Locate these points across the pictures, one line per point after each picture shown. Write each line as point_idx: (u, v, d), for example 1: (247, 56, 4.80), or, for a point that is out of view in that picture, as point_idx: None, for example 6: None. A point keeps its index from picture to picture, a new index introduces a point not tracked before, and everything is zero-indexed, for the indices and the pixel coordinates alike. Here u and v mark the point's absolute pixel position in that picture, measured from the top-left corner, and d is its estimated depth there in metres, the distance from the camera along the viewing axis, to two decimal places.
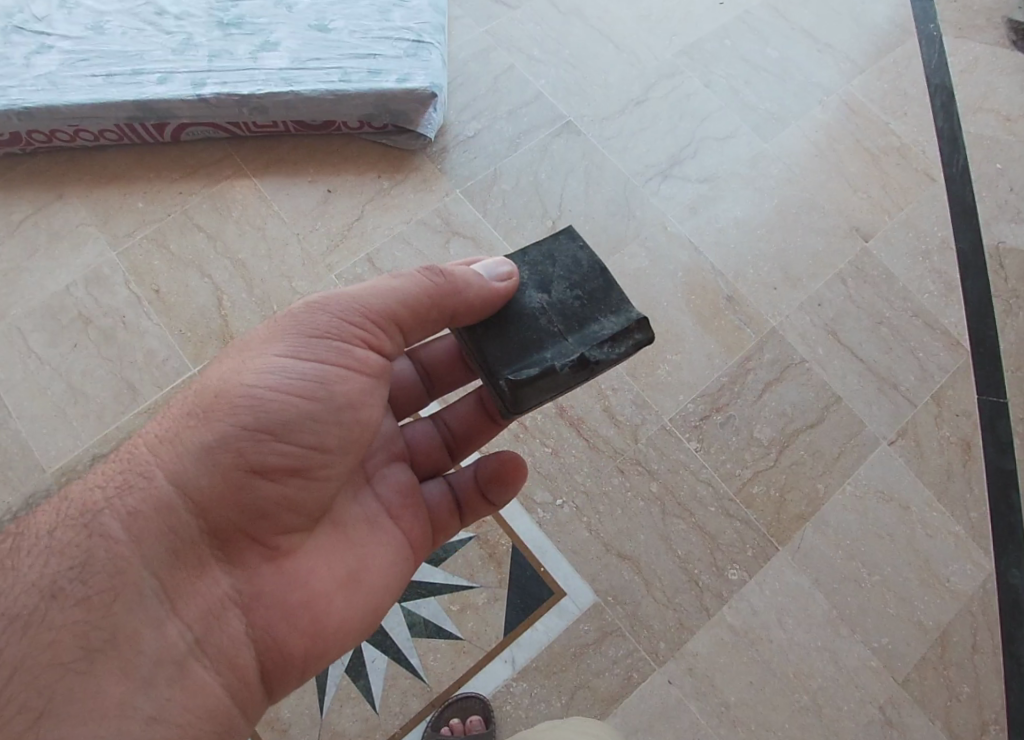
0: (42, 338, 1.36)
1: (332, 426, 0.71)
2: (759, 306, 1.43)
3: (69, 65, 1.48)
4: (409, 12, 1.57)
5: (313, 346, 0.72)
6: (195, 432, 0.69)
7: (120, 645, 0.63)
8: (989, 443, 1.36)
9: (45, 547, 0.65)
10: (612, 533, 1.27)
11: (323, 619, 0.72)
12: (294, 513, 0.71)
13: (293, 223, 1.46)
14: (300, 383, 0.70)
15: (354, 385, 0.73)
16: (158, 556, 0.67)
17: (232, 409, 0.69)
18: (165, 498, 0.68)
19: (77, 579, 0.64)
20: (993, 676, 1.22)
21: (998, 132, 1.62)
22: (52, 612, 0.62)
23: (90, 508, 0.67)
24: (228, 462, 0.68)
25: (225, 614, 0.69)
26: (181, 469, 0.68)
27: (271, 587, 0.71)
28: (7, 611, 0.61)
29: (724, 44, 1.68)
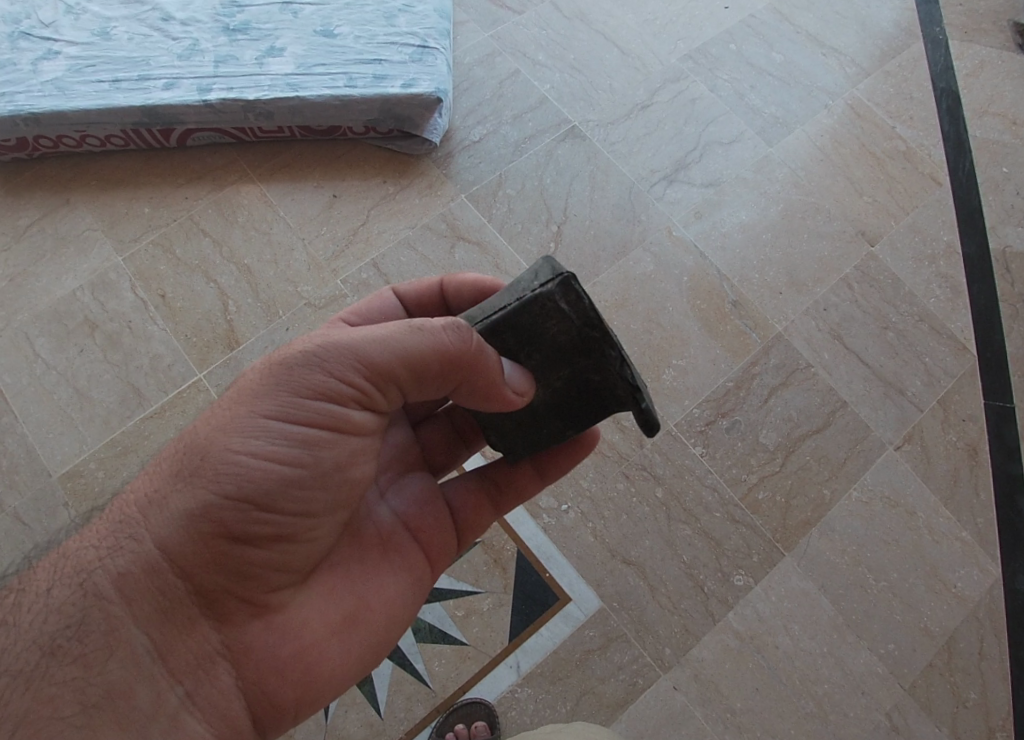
0: (48, 343, 1.36)
1: (317, 485, 0.71)
2: (765, 310, 1.43)
3: (75, 71, 1.48)
4: (414, 17, 1.57)
5: (300, 406, 0.69)
6: (181, 495, 0.68)
7: (115, 701, 0.64)
8: (996, 448, 1.36)
9: (41, 607, 0.66)
10: (617, 539, 1.27)
11: (316, 666, 0.73)
12: (282, 569, 0.72)
13: (299, 227, 1.46)
14: (286, 446, 0.68)
15: (344, 446, 0.72)
16: (148, 615, 0.67)
17: (218, 475, 0.67)
18: (154, 559, 0.68)
19: (73, 636, 0.65)
20: (1000, 682, 1.21)
21: (1004, 135, 1.61)
22: (51, 669, 0.63)
23: (84, 568, 0.68)
24: (213, 528, 0.68)
25: (216, 668, 0.69)
26: (168, 532, 0.68)
27: (261, 639, 0.72)
28: (9, 668, 0.63)
29: (728, 48, 1.68)
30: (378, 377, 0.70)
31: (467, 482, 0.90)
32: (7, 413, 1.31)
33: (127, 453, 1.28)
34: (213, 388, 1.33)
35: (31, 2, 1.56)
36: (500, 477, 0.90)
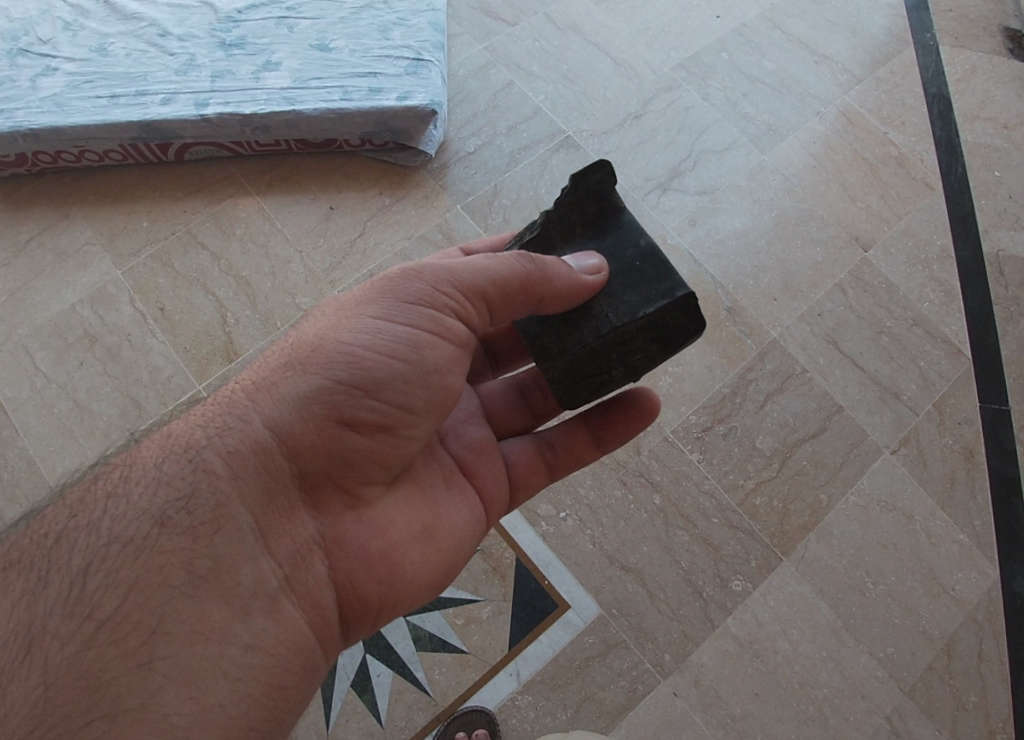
0: (49, 357, 1.37)
1: (420, 388, 0.72)
2: (759, 317, 1.44)
3: (74, 86, 1.50)
4: (409, 29, 1.59)
5: (407, 311, 0.72)
6: (290, 383, 0.70)
7: (220, 574, 0.64)
8: (992, 450, 1.36)
9: (150, 477, 0.67)
10: (616, 546, 1.27)
11: (398, 569, 0.74)
12: (380, 467, 0.73)
13: (296, 240, 1.47)
14: (395, 344, 0.71)
15: (443, 350, 0.73)
16: (256, 495, 0.68)
17: (332, 364, 0.70)
18: (264, 439, 0.69)
19: (182, 509, 0.65)
20: (1001, 684, 1.22)
21: (996, 140, 1.63)
22: (161, 539, 0.64)
23: (193, 445, 0.69)
24: (323, 412, 0.70)
25: (311, 556, 0.70)
26: (277, 414, 0.70)
27: (354, 533, 0.73)
28: (119, 536, 0.64)
29: (721, 56, 1.69)
30: (475, 292, 0.73)
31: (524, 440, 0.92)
32: (8, 427, 1.32)
33: None
34: None
35: (29, 18, 1.58)
36: (555, 436, 0.92)
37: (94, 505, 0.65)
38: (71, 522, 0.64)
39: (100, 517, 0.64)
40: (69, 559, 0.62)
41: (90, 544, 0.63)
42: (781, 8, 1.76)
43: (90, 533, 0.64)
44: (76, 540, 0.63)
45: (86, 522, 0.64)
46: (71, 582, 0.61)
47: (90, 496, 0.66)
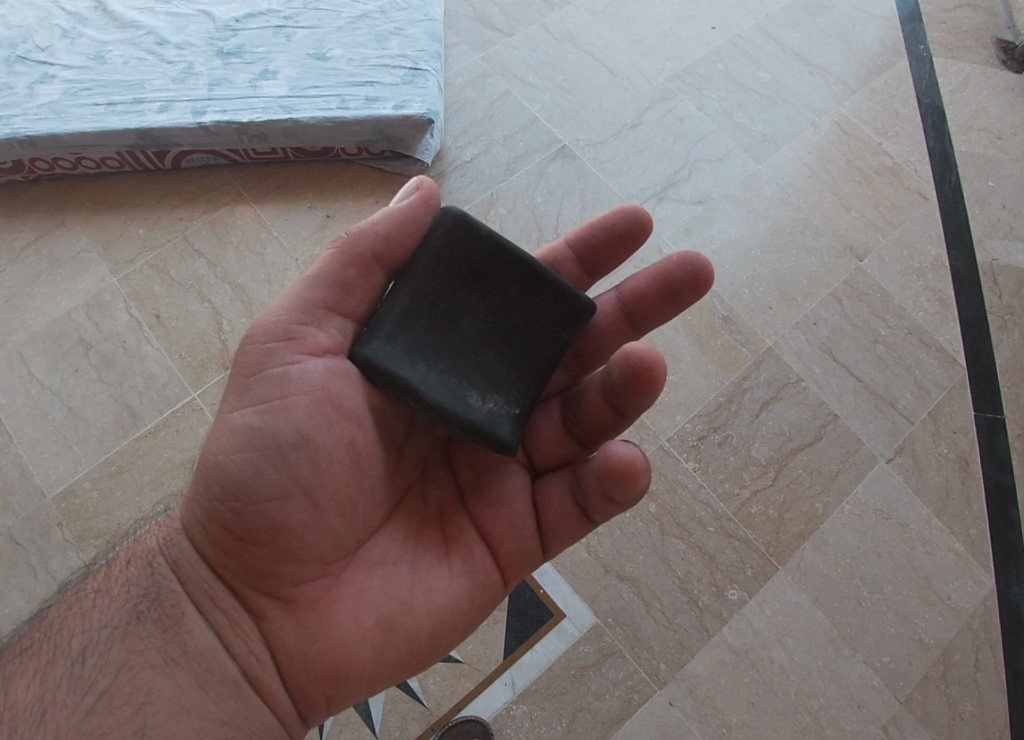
0: (43, 363, 1.37)
1: (298, 470, 0.71)
2: (755, 325, 1.44)
3: (71, 94, 1.50)
4: (406, 39, 1.59)
5: (261, 391, 0.72)
6: (195, 492, 0.73)
7: (188, 660, 0.69)
8: (986, 459, 1.37)
9: (122, 578, 0.72)
10: (612, 555, 1.27)
11: (350, 666, 0.71)
12: (300, 565, 0.71)
13: (293, 247, 1.47)
14: (264, 432, 0.71)
15: (300, 412, 0.71)
16: (200, 594, 0.72)
17: (208, 479, 0.71)
18: (199, 547, 0.73)
19: (146, 605, 0.71)
20: (997, 694, 1.21)
21: (990, 150, 1.64)
22: (132, 632, 0.69)
23: (153, 551, 0.74)
24: (222, 523, 0.71)
25: (260, 656, 0.71)
26: (200, 523, 0.73)
27: (297, 635, 0.71)
28: (104, 623, 0.69)
29: (716, 67, 1.70)
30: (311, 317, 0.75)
31: (562, 481, 0.80)
32: (2, 434, 1.32)
33: (123, 473, 1.29)
34: (208, 408, 1.33)
35: (28, 26, 1.59)
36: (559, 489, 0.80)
37: (82, 600, 0.71)
38: (65, 612, 0.70)
39: (88, 608, 0.70)
40: (64, 643, 0.68)
41: (82, 631, 0.69)
42: (776, 19, 1.78)
43: (81, 621, 0.69)
44: (70, 627, 0.69)
45: (73, 614, 0.70)
46: (68, 661, 0.67)
47: (78, 594, 0.72)
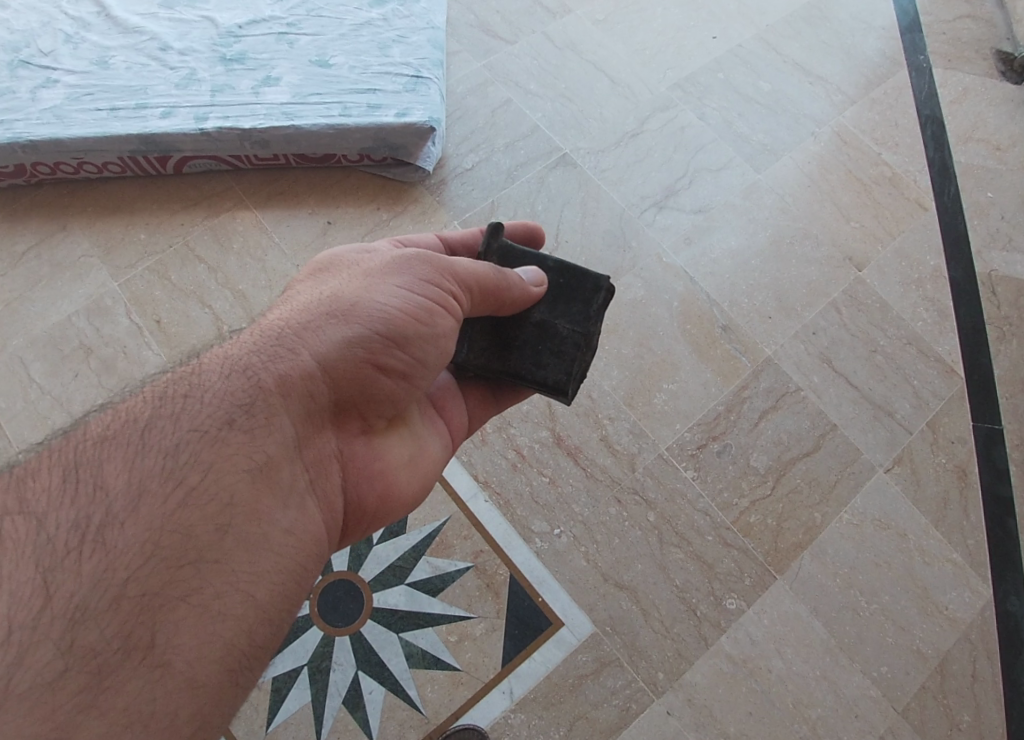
0: (43, 368, 1.37)
1: (434, 346, 0.74)
2: (754, 335, 1.45)
3: (74, 99, 1.50)
4: (409, 46, 1.60)
5: (431, 283, 0.74)
6: (340, 326, 0.70)
7: (274, 471, 0.64)
8: (984, 470, 1.37)
9: (216, 384, 0.65)
10: (610, 563, 1.27)
11: (392, 499, 0.78)
12: (391, 405, 0.76)
13: (293, 253, 1.48)
14: (418, 307, 0.73)
15: (453, 322, 0.75)
16: (299, 413, 0.68)
17: (366, 318, 0.71)
18: (312, 369, 0.69)
19: (243, 411, 0.65)
20: (994, 704, 1.22)
21: (988, 162, 1.64)
22: (228, 435, 0.63)
23: (253, 364, 0.67)
24: (361, 359, 0.71)
25: (332, 472, 0.71)
26: (326, 348, 0.70)
27: (364, 462, 0.76)
28: (195, 425, 0.62)
29: (717, 76, 1.71)
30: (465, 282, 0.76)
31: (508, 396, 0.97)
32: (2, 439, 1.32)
33: None
34: None
35: (31, 31, 1.59)
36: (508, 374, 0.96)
37: (170, 399, 0.63)
38: (153, 411, 0.62)
39: (180, 410, 0.63)
40: (155, 439, 0.60)
41: (173, 430, 0.61)
42: (777, 29, 1.78)
43: (172, 419, 0.62)
44: (161, 425, 0.61)
45: (162, 414, 0.62)
46: (161, 456, 0.60)
47: (165, 394, 0.64)
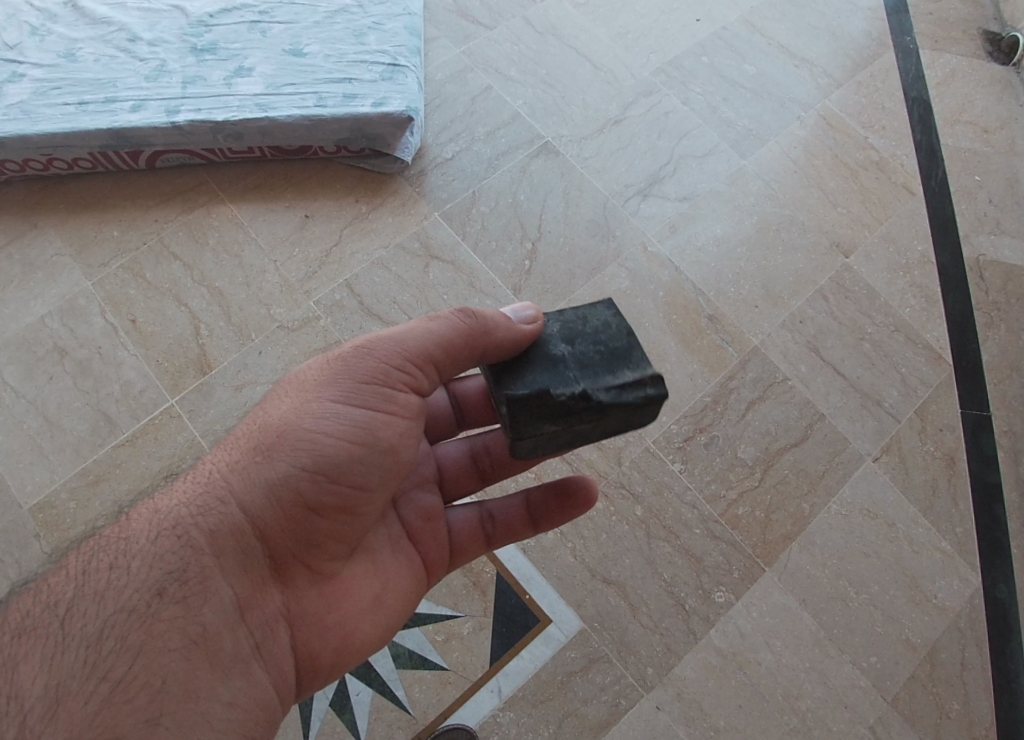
0: (17, 371, 1.34)
1: (376, 467, 0.72)
2: (740, 324, 1.43)
3: (41, 93, 1.46)
4: (385, 34, 1.56)
5: (364, 394, 0.72)
6: (267, 465, 0.70)
7: (205, 639, 0.64)
8: (973, 457, 1.36)
9: (143, 550, 0.66)
10: (598, 559, 1.26)
11: (354, 639, 0.75)
12: (340, 544, 0.73)
13: (271, 249, 1.45)
14: (353, 428, 0.71)
15: (397, 427, 0.73)
16: (231, 566, 0.68)
17: (294, 451, 0.70)
18: (240, 517, 0.69)
19: (172, 579, 0.65)
20: (983, 692, 1.21)
21: (976, 144, 1.62)
22: (155, 611, 0.63)
23: (179, 522, 0.68)
24: (292, 498, 0.70)
25: (276, 626, 0.70)
26: (255, 497, 0.69)
27: (318, 605, 0.73)
28: (120, 606, 0.63)
29: (701, 60, 1.68)
30: (421, 358, 0.75)
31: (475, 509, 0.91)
32: None
33: (100, 482, 1.26)
34: (186, 415, 1.31)
35: None
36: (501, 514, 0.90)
37: (95, 575, 0.64)
38: (77, 592, 0.63)
39: (104, 587, 0.64)
40: (78, 627, 0.61)
41: (98, 614, 0.62)
42: (761, 11, 1.75)
43: (97, 602, 0.63)
44: (85, 609, 0.62)
45: (86, 595, 0.63)
46: (86, 644, 0.61)
47: (88, 571, 0.65)
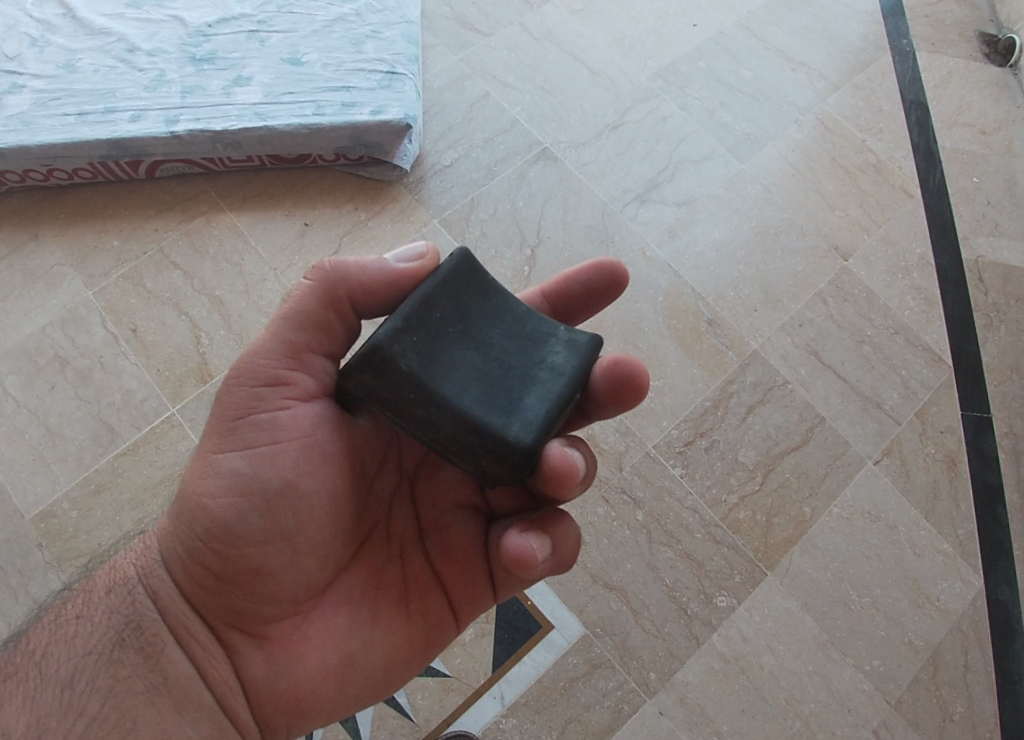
0: (19, 380, 1.34)
1: (271, 516, 0.69)
2: (740, 328, 1.43)
3: (41, 105, 1.47)
4: (383, 42, 1.57)
5: (242, 432, 0.70)
6: (178, 532, 0.71)
7: (172, 687, 0.68)
8: (973, 459, 1.36)
9: (102, 602, 0.70)
10: (600, 564, 1.26)
11: (316, 705, 0.71)
12: (273, 604, 0.71)
13: (270, 257, 1.45)
14: (239, 480, 0.69)
15: (285, 457, 0.70)
16: (174, 624, 0.70)
17: (193, 521, 0.70)
18: (167, 583, 0.71)
19: (130, 630, 0.69)
20: (987, 694, 1.21)
21: (974, 146, 1.63)
22: (122, 658, 0.67)
23: (128, 580, 0.72)
24: (201, 561, 0.70)
25: (233, 689, 0.70)
26: (175, 561, 0.71)
27: (270, 671, 0.71)
28: (88, 650, 0.67)
29: (698, 65, 1.68)
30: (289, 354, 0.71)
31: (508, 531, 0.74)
32: None
33: (102, 491, 1.26)
34: (187, 423, 1.31)
35: None
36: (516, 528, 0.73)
37: (64, 626, 0.68)
38: (50, 638, 0.67)
39: (72, 634, 0.68)
40: (53, 670, 0.65)
41: (70, 658, 0.66)
42: (757, 16, 1.76)
43: (67, 648, 0.67)
44: (59, 653, 0.66)
45: (59, 640, 0.67)
46: (60, 687, 0.64)
47: (57, 619, 0.69)
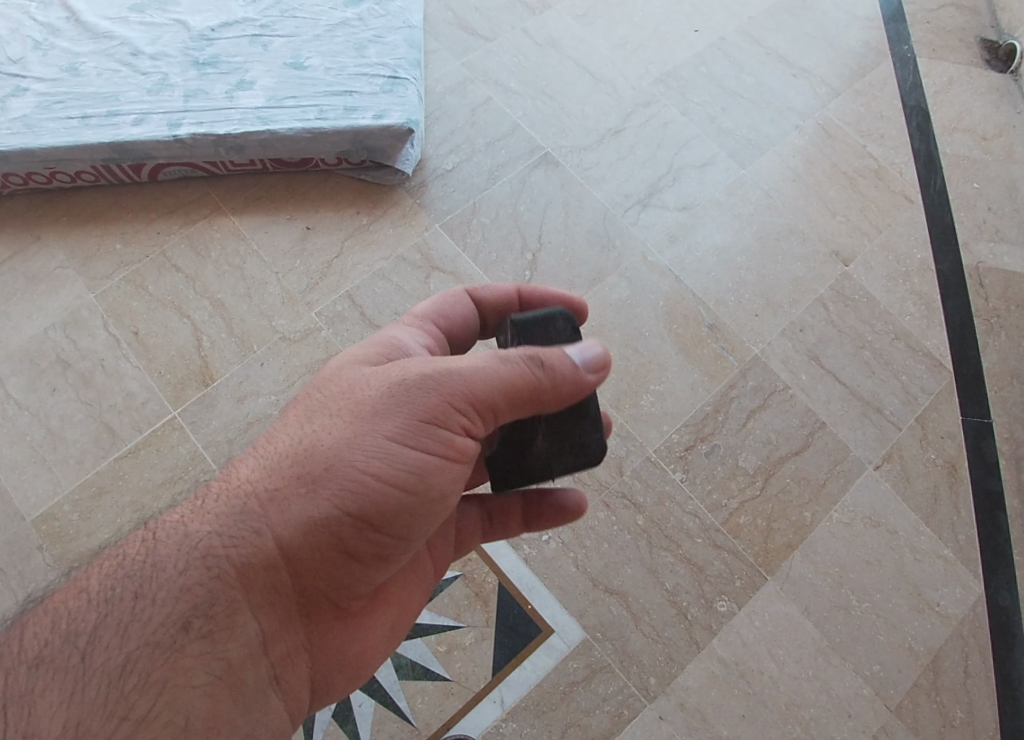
0: (21, 383, 1.34)
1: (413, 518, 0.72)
2: (740, 333, 1.44)
3: (44, 108, 1.47)
4: (385, 47, 1.58)
5: (421, 433, 0.70)
6: (308, 507, 0.69)
7: (231, 673, 0.68)
8: (974, 465, 1.36)
9: (169, 579, 0.67)
10: (600, 568, 1.26)
11: (368, 658, 0.81)
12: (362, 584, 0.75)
13: (272, 260, 1.45)
14: (409, 478, 0.70)
15: (450, 470, 0.72)
16: (259, 601, 0.70)
17: (332, 508, 0.69)
18: (274, 559, 0.70)
19: (200, 613, 0.67)
20: (987, 699, 1.21)
21: (975, 152, 1.63)
22: (184, 645, 0.65)
23: (211, 552, 0.69)
24: (325, 548, 0.70)
25: (296, 657, 0.74)
26: (293, 541, 0.70)
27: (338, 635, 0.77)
28: (144, 639, 0.64)
29: (700, 71, 1.69)
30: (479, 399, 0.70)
31: None
32: None
33: (102, 493, 1.26)
34: (188, 426, 1.31)
35: None
36: None
37: (121, 605, 0.65)
38: (100, 620, 0.65)
39: (129, 618, 0.65)
40: (100, 661, 0.63)
41: (121, 647, 0.64)
42: (759, 22, 1.76)
43: (122, 635, 0.64)
44: (109, 640, 0.64)
45: (111, 623, 0.64)
46: (107, 680, 0.62)
47: (115, 595, 0.66)
